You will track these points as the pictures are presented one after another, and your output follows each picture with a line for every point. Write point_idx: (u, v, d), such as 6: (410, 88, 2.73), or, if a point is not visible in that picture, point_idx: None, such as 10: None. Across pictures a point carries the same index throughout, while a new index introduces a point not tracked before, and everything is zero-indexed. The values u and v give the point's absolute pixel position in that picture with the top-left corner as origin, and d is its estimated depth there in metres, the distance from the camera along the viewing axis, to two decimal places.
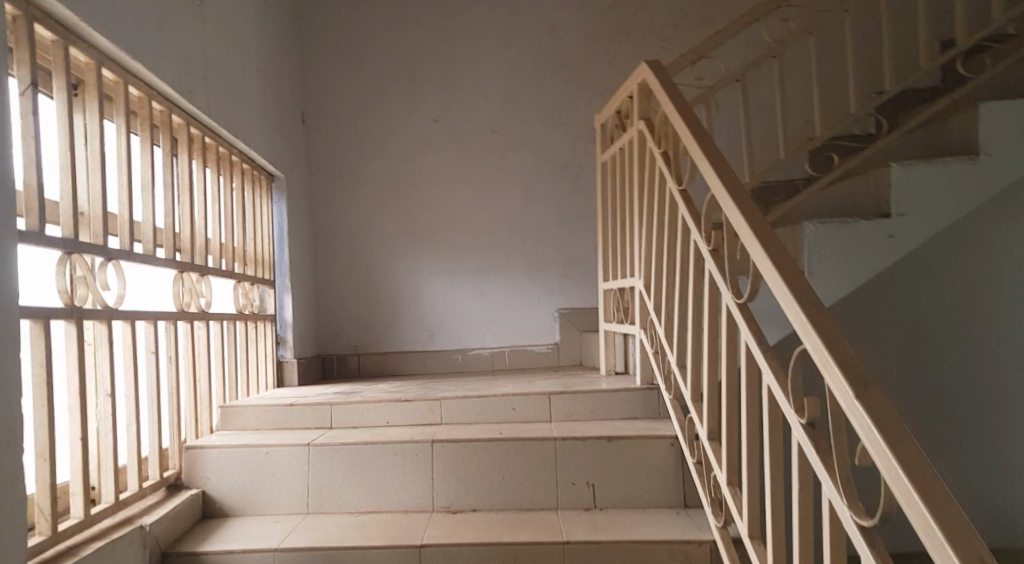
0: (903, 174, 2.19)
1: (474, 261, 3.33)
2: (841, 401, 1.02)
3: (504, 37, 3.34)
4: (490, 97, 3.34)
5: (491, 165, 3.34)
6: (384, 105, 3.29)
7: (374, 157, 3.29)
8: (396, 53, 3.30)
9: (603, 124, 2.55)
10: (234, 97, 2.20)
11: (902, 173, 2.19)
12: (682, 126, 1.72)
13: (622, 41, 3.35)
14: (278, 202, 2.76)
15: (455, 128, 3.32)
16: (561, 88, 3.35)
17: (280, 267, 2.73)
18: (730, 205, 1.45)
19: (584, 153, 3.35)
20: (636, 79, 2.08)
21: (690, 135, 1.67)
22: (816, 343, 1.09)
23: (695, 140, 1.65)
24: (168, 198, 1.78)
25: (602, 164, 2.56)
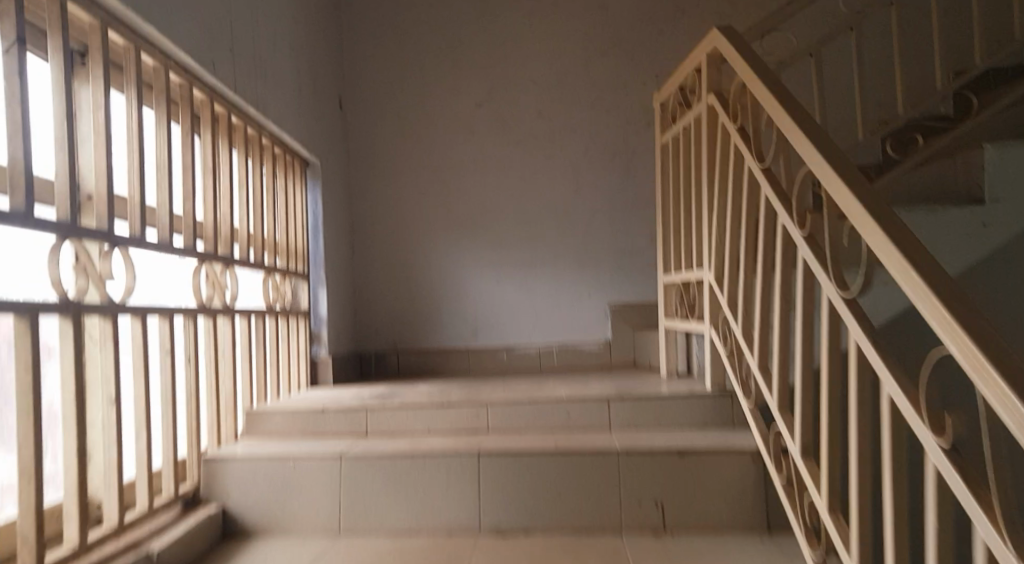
0: (999, 154, 1.91)
1: (519, 253, 3.12)
2: (1000, 415, 0.75)
3: (552, 12, 3.11)
4: (537, 78, 3.11)
5: (538, 150, 3.12)
6: (425, 88, 3.10)
7: (414, 144, 3.11)
8: (438, 34, 3.10)
9: (664, 101, 2.28)
10: (264, 74, 2.03)
11: (999, 152, 1.91)
12: (765, 91, 1.44)
13: (682, 14, 3.08)
14: (314, 191, 2.60)
15: (499, 112, 3.11)
16: (614, 66, 3.10)
17: (315, 259, 2.57)
18: (830, 177, 1.16)
19: (639, 137, 3.10)
20: (704, 46, 1.81)
21: (774, 101, 1.39)
22: (948, 321, 0.85)
23: (781, 106, 1.37)
24: (189, 179, 1.63)
25: (663, 147, 2.30)
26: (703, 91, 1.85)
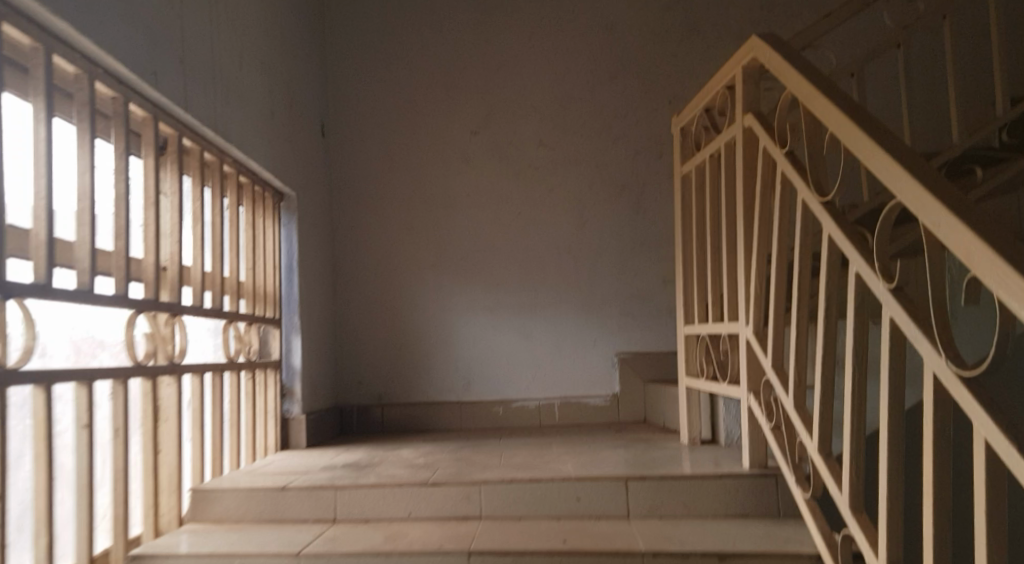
0: None
1: (519, 295, 2.84)
2: None
3: (555, 36, 2.89)
4: (539, 106, 2.88)
5: (539, 184, 2.87)
6: (417, 116, 2.86)
7: (404, 175, 2.85)
8: (431, 58, 2.87)
9: (685, 128, 2.03)
10: (228, 94, 1.78)
11: None
12: (828, 106, 1.20)
13: (693, 41, 2.89)
14: (288, 227, 2.32)
15: (497, 142, 2.86)
16: (621, 95, 2.88)
17: (289, 302, 2.28)
18: (931, 207, 0.88)
19: (648, 170, 2.87)
20: (743, 60, 1.57)
21: (842, 116, 1.13)
22: None
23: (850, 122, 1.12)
24: (123, 210, 1.36)
25: (684, 178, 2.05)
26: (739, 112, 1.61)
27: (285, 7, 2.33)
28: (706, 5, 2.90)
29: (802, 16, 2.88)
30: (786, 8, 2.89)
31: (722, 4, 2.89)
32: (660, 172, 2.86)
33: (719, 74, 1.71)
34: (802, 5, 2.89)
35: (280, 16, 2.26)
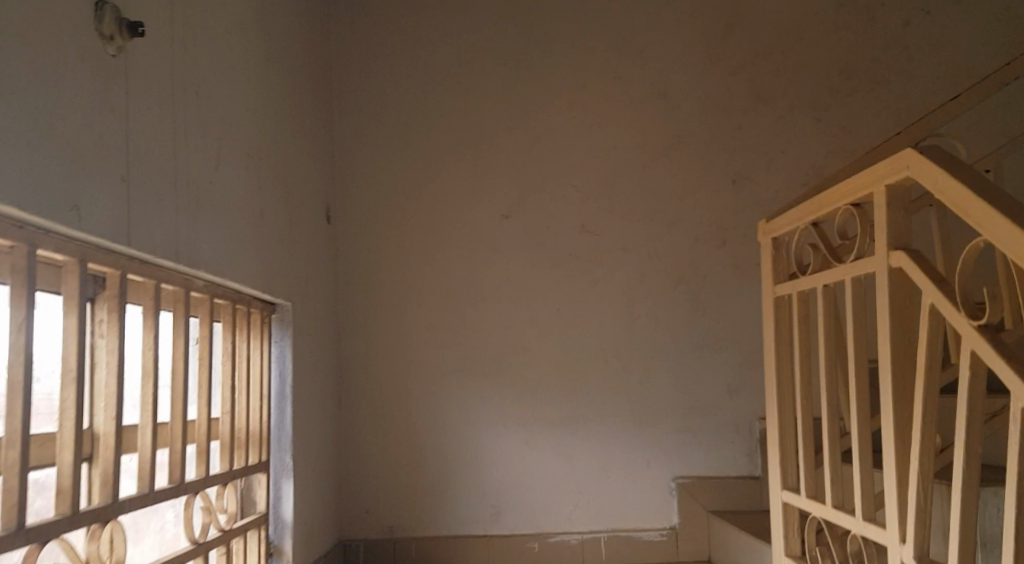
0: None
1: (557, 407, 2.41)
2: None
3: (600, 104, 2.52)
4: (580, 185, 2.49)
5: (581, 274, 2.46)
6: (441, 196, 2.47)
7: (424, 263, 2.44)
8: (457, 129, 2.49)
9: (780, 237, 1.61)
10: (199, 203, 1.39)
11: None
12: None
13: (758, 111, 2.52)
14: (282, 343, 1.90)
15: (531, 226, 2.47)
16: (674, 171, 2.50)
17: (278, 439, 1.87)
18: None
19: (706, 260, 2.47)
20: (887, 176, 1.15)
21: None
22: None
23: None
24: (21, 403, 0.96)
25: (778, 299, 1.61)
26: (881, 243, 1.18)
27: (287, 84, 1.98)
28: (772, 70, 2.53)
29: (882, 85, 2.51)
30: (864, 74, 2.51)
31: (790, 70, 2.52)
32: (719, 263, 2.47)
33: (844, 186, 1.29)
34: (883, 72, 2.51)
35: (276, 94, 1.88)
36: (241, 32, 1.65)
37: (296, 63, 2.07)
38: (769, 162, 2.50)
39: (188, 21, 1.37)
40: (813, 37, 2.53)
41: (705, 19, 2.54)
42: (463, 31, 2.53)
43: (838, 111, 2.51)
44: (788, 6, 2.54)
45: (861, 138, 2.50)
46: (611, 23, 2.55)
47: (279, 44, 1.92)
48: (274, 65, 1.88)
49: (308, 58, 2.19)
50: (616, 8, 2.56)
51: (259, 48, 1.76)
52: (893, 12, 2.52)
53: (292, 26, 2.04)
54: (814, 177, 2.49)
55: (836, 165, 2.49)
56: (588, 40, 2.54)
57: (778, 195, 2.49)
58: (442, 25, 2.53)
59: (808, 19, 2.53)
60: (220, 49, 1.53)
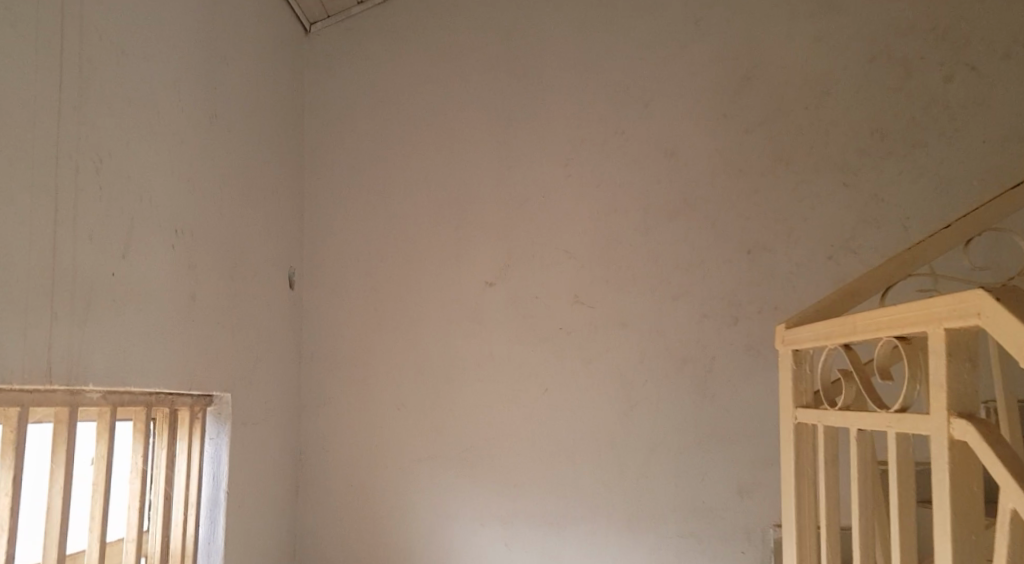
0: None
1: (542, 503, 2.13)
2: None
3: (599, 162, 2.27)
4: (575, 251, 2.24)
5: (573, 351, 2.20)
6: (423, 259, 2.26)
7: (395, 334, 2.24)
8: (440, 186, 2.29)
9: (801, 350, 1.33)
10: (83, 300, 1.11)
11: None
12: None
13: (777, 173, 2.25)
14: (218, 439, 1.62)
15: (519, 296, 2.23)
16: (682, 239, 2.24)
17: (207, 555, 1.59)
18: None
19: (716, 340, 2.18)
20: (948, 315, 0.88)
21: None
22: None
23: None
24: None
25: (798, 425, 1.32)
26: (940, 401, 0.90)
27: (240, 142, 1.76)
28: (793, 129, 2.26)
29: (919, 148, 2.22)
30: (897, 136, 2.23)
31: (813, 129, 2.26)
32: (731, 344, 2.17)
33: (889, 313, 1.01)
34: (921, 134, 2.22)
35: (223, 155, 1.66)
36: (173, 91, 1.43)
37: (257, 120, 1.89)
38: (789, 231, 2.23)
39: (83, 85, 1.14)
40: (840, 94, 2.26)
41: (719, 71, 2.29)
42: (451, 82, 2.34)
43: (869, 175, 2.23)
44: (812, 59, 2.28)
45: (895, 207, 2.21)
46: (614, 73, 2.31)
47: (231, 100, 1.72)
48: (222, 125, 1.66)
49: (272, 112, 2.01)
50: (620, 56, 2.32)
51: (197, 102, 1.54)
52: (932, 66, 2.23)
53: (251, 80, 1.85)
54: (840, 249, 2.21)
55: (865, 238, 2.21)
56: (588, 92, 2.31)
57: (799, 269, 2.21)
58: (427, 75, 2.35)
59: (834, 74, 2.27)
60: (139, 114, 1.30)
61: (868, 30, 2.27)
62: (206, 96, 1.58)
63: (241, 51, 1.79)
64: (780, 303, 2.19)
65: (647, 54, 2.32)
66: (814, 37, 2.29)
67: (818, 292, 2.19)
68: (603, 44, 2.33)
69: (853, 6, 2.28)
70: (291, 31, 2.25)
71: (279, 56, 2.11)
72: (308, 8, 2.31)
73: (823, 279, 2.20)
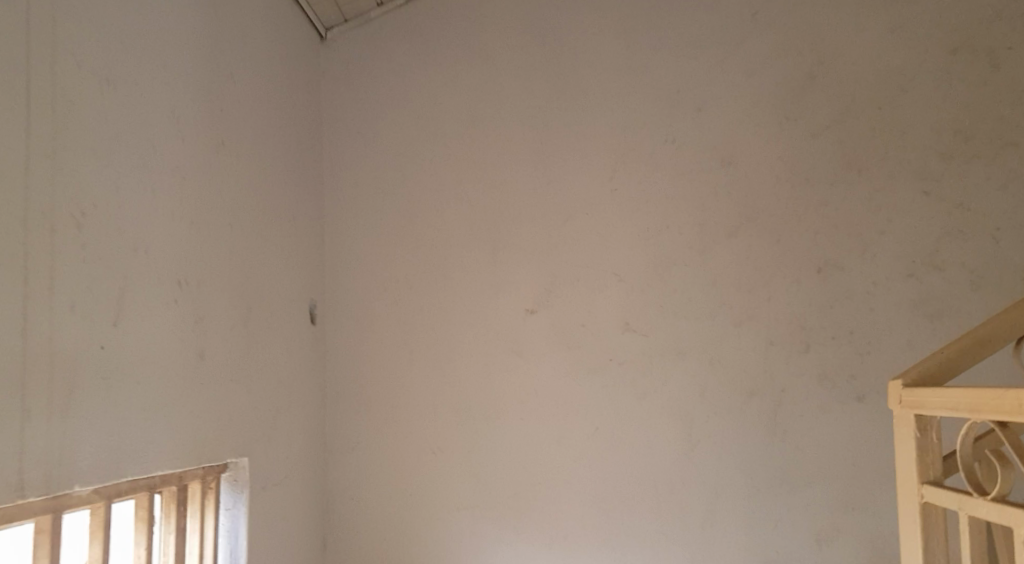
0: None
1: (596, 555, 1.93)
2: None
3: (648, 174, 2.05)
4: (624, 273, 2.03)
5: (624, 385, 1.99)
6: (456, 285, 2.06)
7: (426, 369, 2.04)
8: (472, 205, 2.08)
9: (927, 414, 1.11)
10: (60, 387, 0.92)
11: None
12: None
13: (848, 181, 2.00)
14: (235, 511, 1.44)
15: (563, 324, 2.02)
16: (743, 258, 2.01)
17: None
18: None
19: (785, 370, 1.96)
20: None
21: None
22: None
23: None
24: None
25: (926, 505, 1.11)
26: None
27: (252, 169, 1.57)
28: (865, 131, 2.01)
29: (1010, 149, 1.95)
30: (985, 135, 1.95)
31: (889, 130, 2.00)
32: (802, 373, 1.95)
33: None
34: (1011, 133, 1.95)
35: (232, 186, 1.47)
36: (170, 121, 1.24)
37: (271, 142, 1.70)
38: (864, 245, 1.98)
39: (55, 125, 0.94)
40: (918, 90, 2.00)
41: (779, 68, 2.04)
42: (480, 89, 2.12)
43: (955, 181, 1.97)
44: (885, 51, 2.02)
45: (984, 216, 1.94)
46: (662, 74, 2.08)
47: (239, 123, 1.52)
48: (230, 152, 1.47)
49: (286, 132, 1.82)
50: (668, 55, 2.08)
51: (199, 132, 1.34)
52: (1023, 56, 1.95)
53: (261, 98, 1.65)
54: (922, 265, 1.95)
55: (950, 252, 1.95)
56: (632, 96, 2.08)
57: (876, 289, 1.96)
58: (453, 82, 2.13)
59: (911, 67, 2.00)
60: (129, 152, 1.11)
61: (949, 15, 2.00)
62: (210, 123, 1.39)
63: (250, 67, 1.60)
64: (856, 327, 1.95)
65: (698, 52, 2.07)
66: (887, 26, 2.02)
67: (899, 314, 1.95)
68: (649, 42, 2.09)
69: None
70: (305, 40, 2.05)
71: (292, 68, 1.91)
72: (323, 14, 2.10)
73: (904, 300, 1.95)
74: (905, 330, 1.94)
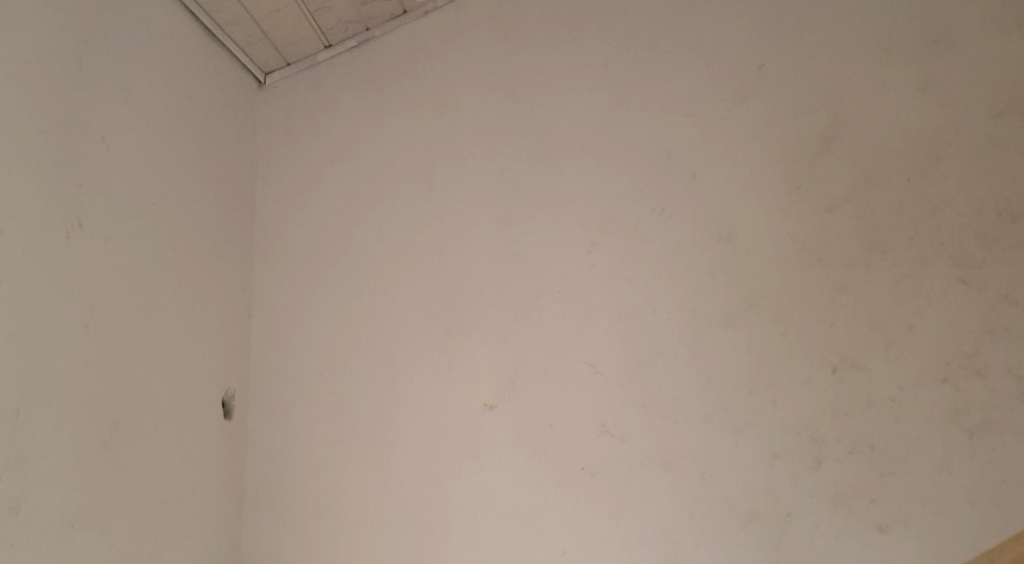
0: None
1: None
2: None
3: (633, 247, 1.75)
4: (601, 363, 1.72)
5: (597, 498, 1.67)
6: (403, 369, 1.78)
7: (365, 468, 1.74)
8: (430, 277, 1.82)
9: None
10: None
11: None
12: None
13: (870, 263, 1.67)
14: None
15: (526, 422, 1.71)
16: (743, 351, 1.68)
17: None
18: None
19: (792, 491, 1.61)
20: None
21: None
22: None
23: None
24: None
25: None
26: None
27: (121, 259, 1.36)
28: (891, 204, 1.68)
29: None
30: None
31: (918, 203, 1.67)
32: (812, 495, 1.60)
33: None
34: None
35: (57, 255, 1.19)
36: None
37: (156, 220, 1.48)
38: (888, 342, 1.64)
39: None
40: (955, 160, 1.66)
41: (788, 128, 1.74)
42: (443, 147, 1.88)
43: (1001, 265, 1.61)
44: (915, 111, 1.70)
45: None
46: (650, 132, 1.80)
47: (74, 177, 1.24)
48: (56, 216, 1.19)
49: (187, 203, 1.60)
50: (657, 112, 1.80)
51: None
52: None
53: (140, 171, 1.43)
54: (958, 368, 1.59)
55: (992, 353, 1.58)
56: (616, 158, 1.80)
57: (904, 395, 1.61)
58: (415, 139, 1.90)
59: (946, 130, 1.68)
60: None
61: (992, 70, 1.67)
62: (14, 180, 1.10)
63: (124, 134, 1.38)
64: (878, 443, 1.60)
65: (694, 109, 1.79)
66: (918, 83, 1.71)
67: (932, 428, 1.58)
68: (636, 97, 1.82)
69: (968, 41, 1.69)
70: None
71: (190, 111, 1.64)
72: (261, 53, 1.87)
73: (938, 410, 1.59)
74: (934, 447, 1.58)
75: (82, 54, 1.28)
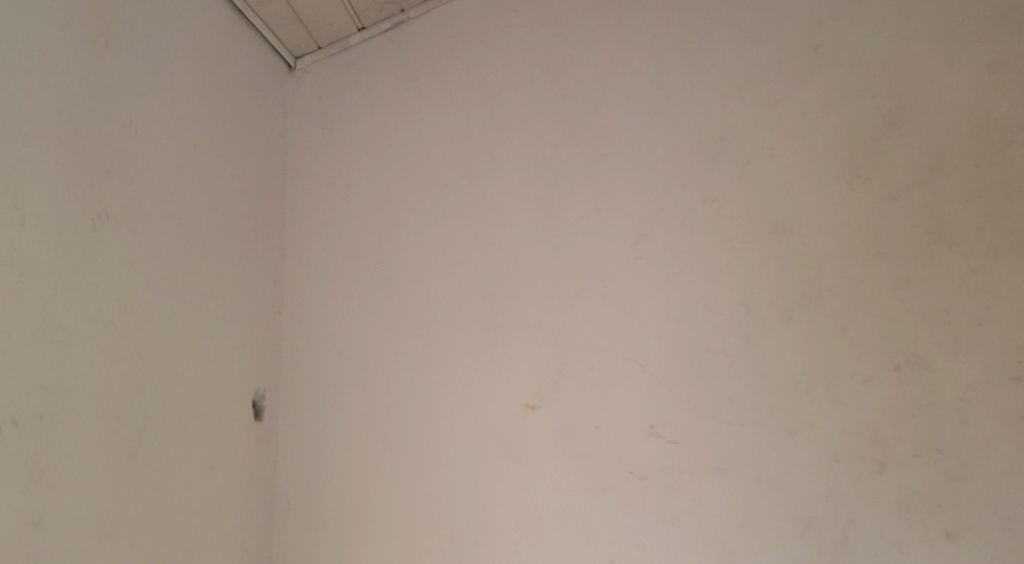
0: None
1: None
2: None
3: (680, 238, 1.66)
4: (647, 361, 1.63)
5: (642, 503, 1.57)
6: (439, 368, 1.70)
7: (400, 471, 1.67)
8: (468, 272, 1.73)
9: None
10: None
11: None
12: None
13: (934, 253, 1.54)
14: None
15: (568, 424, 1.63)
16: (798, 348, 1.57)
17: None
18: None
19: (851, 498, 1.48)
20: None
21: None
22: None
23: None
24: None
25: None
26: None
27: (148, 253, 1.28)
28: (958, 191, 1.54)
29: None
30: None
31: (989, 191, 1.52)
32: (872, 503, 1.47)
33: None
34: None
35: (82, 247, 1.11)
36: None
37: (184, 212, 1.40)
38: (955, 339, 1.49)
39: None
40: None
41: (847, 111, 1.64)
42: (479, 136, 1.80)
43: None
44: (987, 93, 1.56)
45: None
46: (698, 118, 1.70)
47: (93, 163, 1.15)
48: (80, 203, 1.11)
49: (214, 192, 1.52)
50: (706, 96, 1.71)
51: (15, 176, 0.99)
52: None
53: (167, 159, 1.35)
54: None
55: None
56: (663, 144, 1.71)
57: (972, 397, 1.46)
58: (450, 128, 1.82)
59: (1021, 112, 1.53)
60: None
61: None
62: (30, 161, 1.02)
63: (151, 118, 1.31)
64: (944, 447, 1.45)
65: (746, 92, 1.69)
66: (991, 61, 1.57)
67: (1006, 434, 1.43)
68: (683, 80, 1.73)
69: None
70: None
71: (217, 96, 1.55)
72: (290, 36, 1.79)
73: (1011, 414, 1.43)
74: (1008, 454, 1.42)
75: (101, 30, 1.20)
